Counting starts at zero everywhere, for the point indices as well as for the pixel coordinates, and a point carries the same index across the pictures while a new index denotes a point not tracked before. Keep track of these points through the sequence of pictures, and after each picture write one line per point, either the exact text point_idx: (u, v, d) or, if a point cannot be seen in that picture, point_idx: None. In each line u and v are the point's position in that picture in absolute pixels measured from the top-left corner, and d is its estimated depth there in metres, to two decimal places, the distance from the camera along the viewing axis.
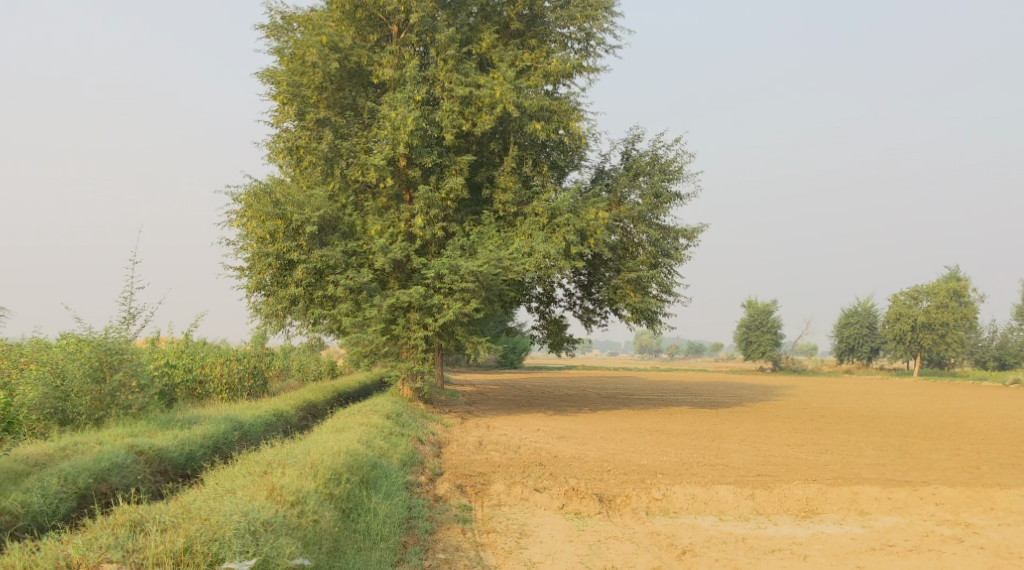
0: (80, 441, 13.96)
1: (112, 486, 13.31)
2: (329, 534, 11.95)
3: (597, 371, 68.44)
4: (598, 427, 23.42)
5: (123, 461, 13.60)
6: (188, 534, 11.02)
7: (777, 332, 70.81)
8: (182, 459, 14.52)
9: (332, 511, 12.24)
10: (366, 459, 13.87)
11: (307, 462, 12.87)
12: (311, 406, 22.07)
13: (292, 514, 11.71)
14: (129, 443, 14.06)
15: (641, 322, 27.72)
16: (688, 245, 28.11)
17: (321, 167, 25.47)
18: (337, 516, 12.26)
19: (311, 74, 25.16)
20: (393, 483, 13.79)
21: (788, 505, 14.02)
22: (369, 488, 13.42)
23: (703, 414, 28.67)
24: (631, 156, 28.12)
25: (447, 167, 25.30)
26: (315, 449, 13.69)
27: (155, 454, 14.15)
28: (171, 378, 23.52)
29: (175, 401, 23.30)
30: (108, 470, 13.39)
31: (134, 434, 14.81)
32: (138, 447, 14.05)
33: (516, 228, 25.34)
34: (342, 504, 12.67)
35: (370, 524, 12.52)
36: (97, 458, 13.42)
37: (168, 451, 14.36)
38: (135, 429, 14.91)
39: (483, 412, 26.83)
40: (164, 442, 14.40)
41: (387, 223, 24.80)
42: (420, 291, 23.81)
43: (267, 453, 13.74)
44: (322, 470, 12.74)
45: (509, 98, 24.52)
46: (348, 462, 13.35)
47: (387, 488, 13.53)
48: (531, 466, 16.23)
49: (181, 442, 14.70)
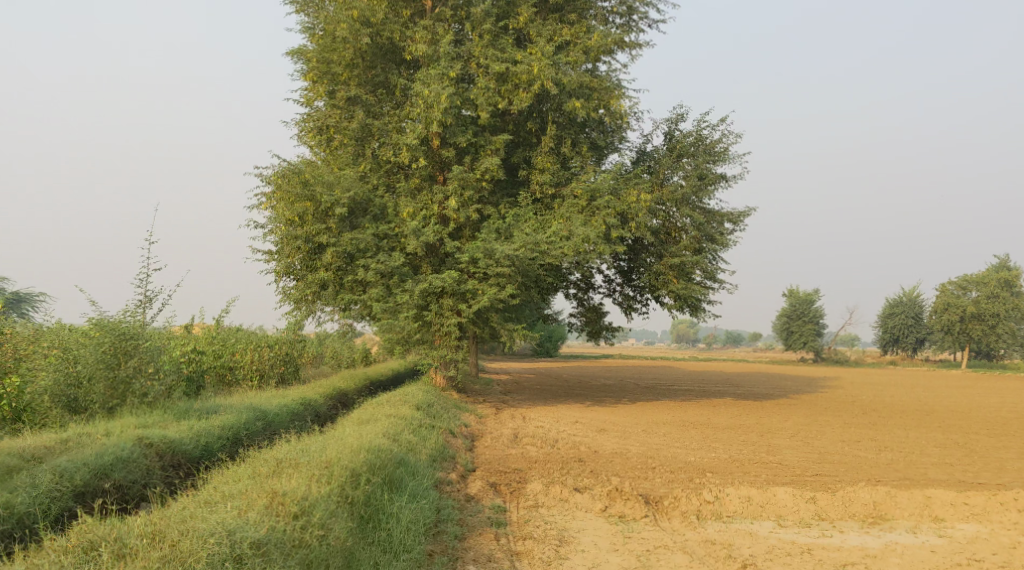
0: (85, 433, 13.16)
1: (116, 483, 12.48)
2: (342, 547, 11.00)
3: (635, 360, 67.14)
4: (640, 419, 22.31)
5: (128, 454, 12.76)
6: (148, 564, 10.09)
7: (819, 322, 69.02)
8: (197, 453, 13.68)
9: (346, 521, 11.31)
10: (391, 456, 12.90)
11: (321, 463, 11.96)
12: (340, 395, 21.20)
13: (293, 529, 10.78)
14: (138, 436, 13.22)
15: (684, 310, 26.54)
16: (734, 229, 26.84)
17: (352, 147, 24.52)
18: (351, 526, 11.31)
19: (341, 51, 24.14)
20: (419, 482, 12.81)
21: (853, 511, 12.86)
22: (393, 489, 12.45)
23: (749, 406, 27.43)
24: (674, 137, 26.91)
25: (483, 147, 24.30)
26: (336, 445, 12.74)
27: (166, 448, 13.31)
28: (198, 365, 22.79)
29: (201, 389, 22.56)
30: (112, 465, 12.56)
31: (146, 424, 13.96)
32: (147, 440, 13.22)
33: (554, 211, 24.22)
34: (361, 509, 11.73)
35: (391, 533, 11.59)
36: (100, 453, 12.58)
37: (182, 444, 13.51)
38: (147, 419, 14.06)
39: (518, 402, 25.83)
40: (177, 435, 13.54)
41: (419, 205, 23.76)
42: (454, 275, 22.81)
43: (286, 449, 12.81)
44: (339, 473, 11.80)
45: (547, 74, 23.36)
46: (370, 460, 12.40)
47: (413, 489, 12.56)
48: (570, 462, 15.19)
49: (196, 434, 13.85)
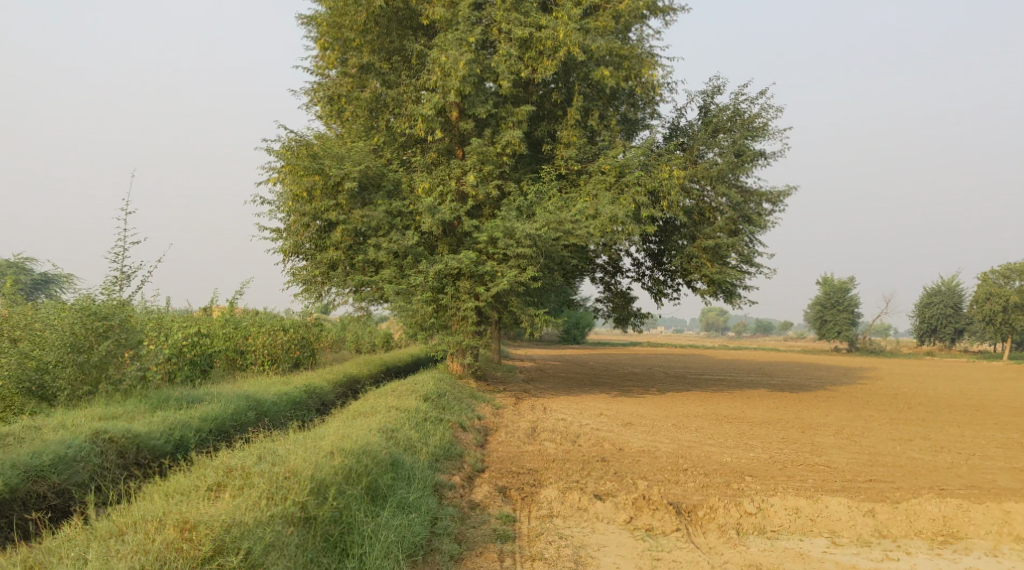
0: (32, 428, 11.87)
1: (57, 486, 11.19)
2: None
3: (663, 348, 65.20)
4: (670, 412, 20.72)
5: (76, 453, 11.43)
6: None
7: (854, 311, 66.76)
8: (166, 448, 12.38)
9: (294, 557, 9.92)
10: (378, 463, 11.41)
11: (281, 473, 10.55)
12: (350, 382, 19.79)
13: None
14: (98, 429, 11.92)
15: (718, 296, 24.85)
16: (774, 210, 25.08)
17: (364, 118, 22.99)
18: (299, 561, 9.90)
19: (354, 15, 22.54)
20: (409, 490, 11.35)
21: (919, 527, 11.29)
22: (375, 500, 11.02)
23: (787, 399, 25.70)
24: (709, 111, 25.20)
25: (504, 119, 22.67)
26: (310, 448, 11.29)
27: (130, 442, 12.01)
28: (206, 348, 21.47)
29: (206, 373, 21.22)
30: (52, 465, 11.23)
31: (112, 415, 12.64)
32: (107, 435, 11.91)
33: (580, 188, 22.57)
34: (326, 529, 10.36)
35: (361, 561, 10.22)
36: (37, 452, 11.25)
37: (150, 438, 12.24)
38: (114, 409, 12.74)
39: (539, 391, 24.28)
40: (144, 428, 12.25)
41: (435, 180, 22.19)
42: (471, 257, 21.22)
43: (251, 450, 11.41)
44: (297, 488, 10.40)
45: (573, 39, 21.66)
46: (345, 465, 10.96)
47: (402, 499, 11.12)
48: (592, 462, 13.61)
49: (169, 427, 12.57)
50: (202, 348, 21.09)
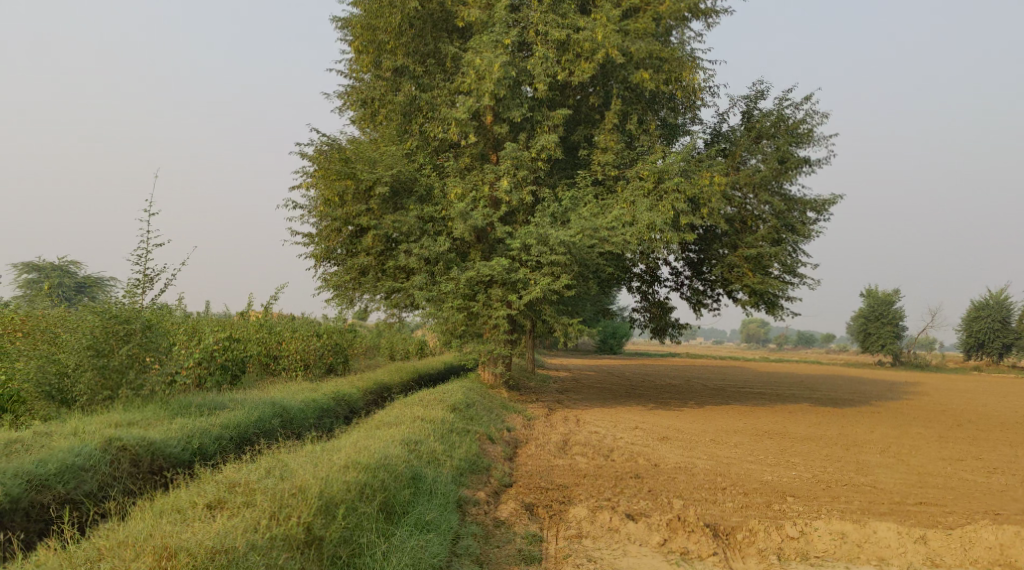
0: (43, 434, 11.60)
1: (63, 496, 10.89)
2: None
3: (703, 360, 64.23)
4: (708, 427, 20.09)
5: (84, 462, 11.15)
6: None
7: (898, 324, 65.35)
8: (183, 457, 12.07)
9: None
10: (398, 479, 11.24)
11: (287, 490, 10.35)
12: (380, 389, 19.39)
13: None
14: (111, 436, 11.65)
15: (759, 307, 24.12)
16: (818, 218, 24.36)
17: (397, 122, 22.67)
18: None
19: (389, 17, 22.23)
20: (429, 507, 11.09)
21: (975, 556, 10.66)
22: (391, 517, 10.80)
23: (830, 414, 24.92)
24: (752, 116, 24.58)
25: (539, 123, 22.21)
26: (324, 463, 11.10)
27: (144, 451, 11.72)
28: (244, 350, 21.25)
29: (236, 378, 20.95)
30: (57, 475, 10.93)
31: (129, 422, 12.36)
32: (121, 442, 11.62)
33: (617, 195, 22.05)
34: (333, 549, 10.06)
35: None
36: (43, 460, 10.96)
37: (166, 446, 11.94)
38: (132, 415, 12.48)
39: (574, 402, 23.72)
40: (160, 436, 11.97)
41: (469, 185, 21.80)
42: (503, 264, 20.74)
43: (259, 464, 11.15)
44: (303, 506, 10.18)
45: (612, 41, 21.14)
46: (358, 481, 10.80)
47: (421, 516, 10.88)
48: (625, 479, 13.04)
49: (186, 435, 12.29)
50: (232, 353, 20.82)
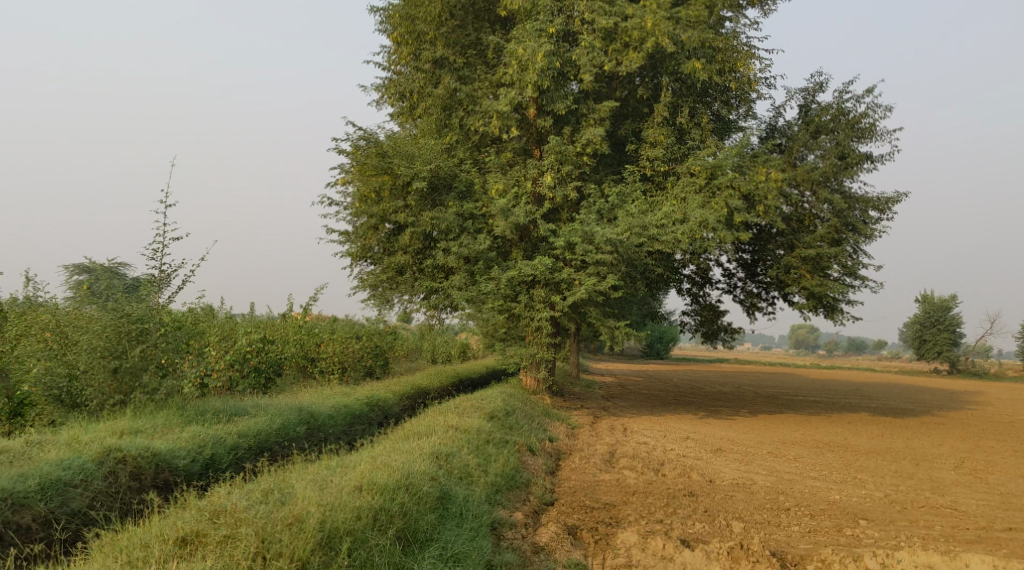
0: (36, 444, 10.99)
1: (48, 514, 10.13)
2: None
3: (751, 366, 62.49)
4: (764, 438, 18.84)
5: (71, 479, 10.38)
6: None
7: (956, 330, 62.76)
8: (193, 469, 11.34)
9: None
10: (421, 501, 10.36)
11: (282, 521, 9.48)
12: (418, 394, 18.42)
13: None
14: (112, 446, 10.94)
15: (818, 311, 22.77)
16: (881, 217, 22.94)
17: (437, 116, 21.73)
18: None
19: (428, 6, 21.33)
20: (457, 536, 10.11)
21: None
22: (410, 548, 9.90)
23: (893, 425, 23.48)
24: (810, 110, 23.28)
25: (585, 116, 21.11)
26: (332, 485, 10.25)
27: (147, 462, 11.01)
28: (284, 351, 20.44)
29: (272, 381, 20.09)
30: (39, 492, 10.18)
31: (135, 429, 11.67)
32: (122, 453, 10.92)
33: (667, 192, 20.94)
34: None
35: None
36: (24, 475, 10.22)
37: (173, 457, 11.23)
38: (140, 422, 11.80)
39: (620, 409, 22.53)
40: (167, 446, 11.26)
41: (511, 181, 20.75)
42: (546, 263, 19.64)
43: (262, 482, 10.34)
44: (296, 542, 9.29)
45: (662, 28, 19.96)
46: (372, 506, 9.95)
47: (448, 547, 9.92)
48: (678, 496, 11.94)
49: (197, 443, 11.56)
50: (269, 356, 20.01)
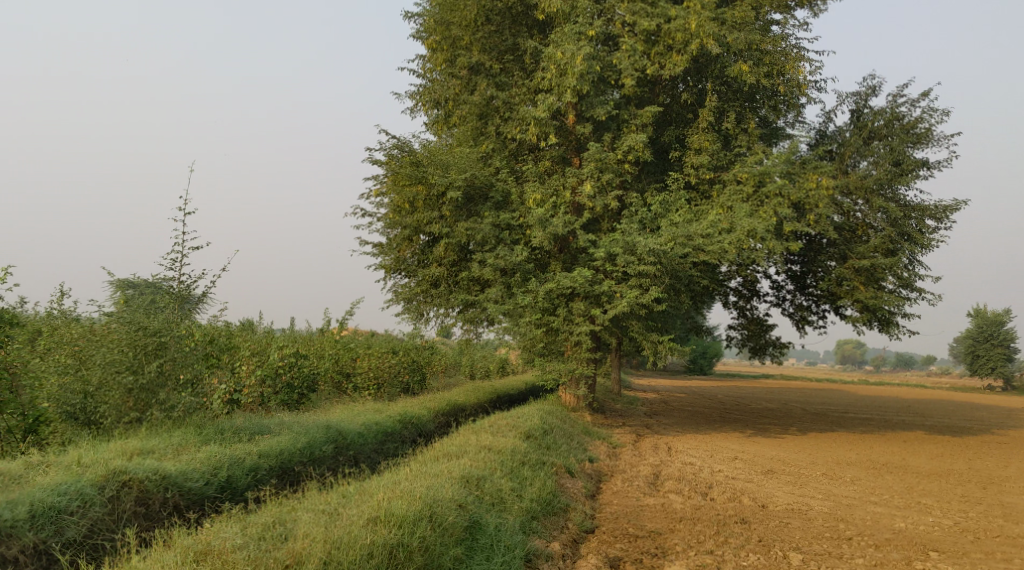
0: (35, 467, 10.65)
1: (37, 543, 9.86)
2: None
3: (798, 382, 60.99)
4: (816, 458, 17.85)
5: (65, 506, 10.09)
6: None
7: (1010, 346, 60.81)
8: (206, 491, 11.00)
9: None
10: (446, 533, 9.82)
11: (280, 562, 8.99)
12: (454, 410, 17.73)
13: None
14: (116, 469, 10.63)
15: (872, 324, 21.75)
16: (939, 226, 21.86)
17: (473, 124, 21.10)
18: None
19: (464, 10, 20.75)
20: None
21: None
22: None
23: (954, 444, 22.29)
24: (862, 114, 22.32)
25: (627, 122, 20.35)
26: (344, 517, 9.73)
27: (155, 485, 10.69)
28: (323, 365, 19.92)
29: (317, 393, 19.55)
30: (30, 519, 9.90)
31: (147, 450, 11.24)
32: (127, 476, 10.60)
33: (712, 201, 20.06)
34: None
35: None
36: (13, 502, 9.93)
37: (185, 479, 10.89)
38: (152, 442, 11.37)
39: (664, 427, 21.62)
40: (178, 468, 10.91)
41: (550, 191, 19.99)
42: (586, 274, 18.83)
43: (265, 512, 9.95)
44: None
45: (707, 29, 19.15)
46: (388, 541, 9.40)
47: None
48: (729, 524, 11.20)
49: (209, 463, 11.18)
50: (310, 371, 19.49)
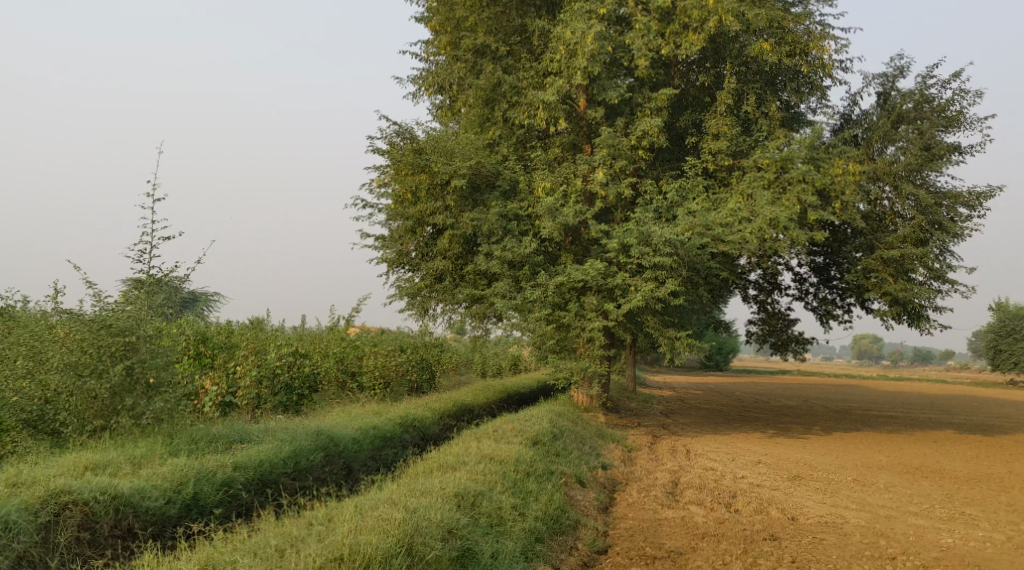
0: None
1: None
2: None
3: (818, 377, 59.54)
4: (845, 461, 16.70)
5: None
6: None
7: None
8: (168, 512, 10.05)
9: None
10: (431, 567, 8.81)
11: None
12: (460, 411, 16.68)
13: None
14: (58, 489, 9.68)
15: (901, 319, 20.58)
16: (972, 214, 20.60)
17: (480, 109, 20.00)
18: None
19: None
20: None
21: None
22: None
23: (990, 445, 21.03)
24: (888, 97, 21.15)
25: (641, 106, 19.19)
26: (319, 545, 8.72)
27: (104, 507, 9.75)
28: (322, 364, 18.89)
29: (319, 394, 18.50)
30: None
31: (103, 465, 10.29)
32: (70, 497, 9.67)
33: (731, 188, 18.90)
34: None
35: None
36: None
37: (142, 498, 9.96)
38: (106, 456, 10.42)
39: (682, 428, 20.50)
40: (132, 486, 9.96)
41: (560, 178, 18.86)
42: (599, 267, 17.69)
43: (225, 543, 8.97)
44: None
45: (725, 6, 18.00)
46: None
47: None
48: (758, 541, 10.23)
49: (169, 480, 10.22)
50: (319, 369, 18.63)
